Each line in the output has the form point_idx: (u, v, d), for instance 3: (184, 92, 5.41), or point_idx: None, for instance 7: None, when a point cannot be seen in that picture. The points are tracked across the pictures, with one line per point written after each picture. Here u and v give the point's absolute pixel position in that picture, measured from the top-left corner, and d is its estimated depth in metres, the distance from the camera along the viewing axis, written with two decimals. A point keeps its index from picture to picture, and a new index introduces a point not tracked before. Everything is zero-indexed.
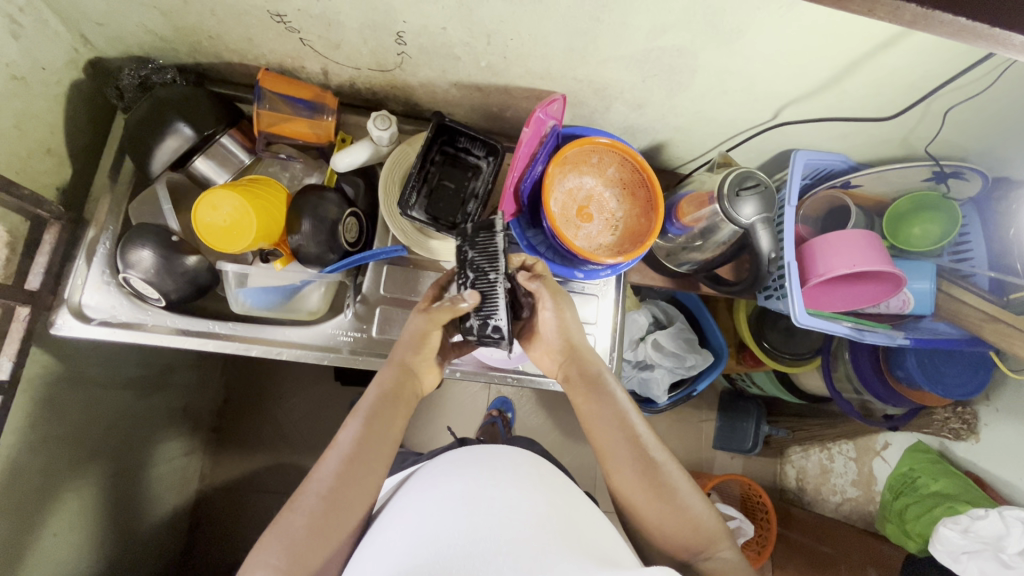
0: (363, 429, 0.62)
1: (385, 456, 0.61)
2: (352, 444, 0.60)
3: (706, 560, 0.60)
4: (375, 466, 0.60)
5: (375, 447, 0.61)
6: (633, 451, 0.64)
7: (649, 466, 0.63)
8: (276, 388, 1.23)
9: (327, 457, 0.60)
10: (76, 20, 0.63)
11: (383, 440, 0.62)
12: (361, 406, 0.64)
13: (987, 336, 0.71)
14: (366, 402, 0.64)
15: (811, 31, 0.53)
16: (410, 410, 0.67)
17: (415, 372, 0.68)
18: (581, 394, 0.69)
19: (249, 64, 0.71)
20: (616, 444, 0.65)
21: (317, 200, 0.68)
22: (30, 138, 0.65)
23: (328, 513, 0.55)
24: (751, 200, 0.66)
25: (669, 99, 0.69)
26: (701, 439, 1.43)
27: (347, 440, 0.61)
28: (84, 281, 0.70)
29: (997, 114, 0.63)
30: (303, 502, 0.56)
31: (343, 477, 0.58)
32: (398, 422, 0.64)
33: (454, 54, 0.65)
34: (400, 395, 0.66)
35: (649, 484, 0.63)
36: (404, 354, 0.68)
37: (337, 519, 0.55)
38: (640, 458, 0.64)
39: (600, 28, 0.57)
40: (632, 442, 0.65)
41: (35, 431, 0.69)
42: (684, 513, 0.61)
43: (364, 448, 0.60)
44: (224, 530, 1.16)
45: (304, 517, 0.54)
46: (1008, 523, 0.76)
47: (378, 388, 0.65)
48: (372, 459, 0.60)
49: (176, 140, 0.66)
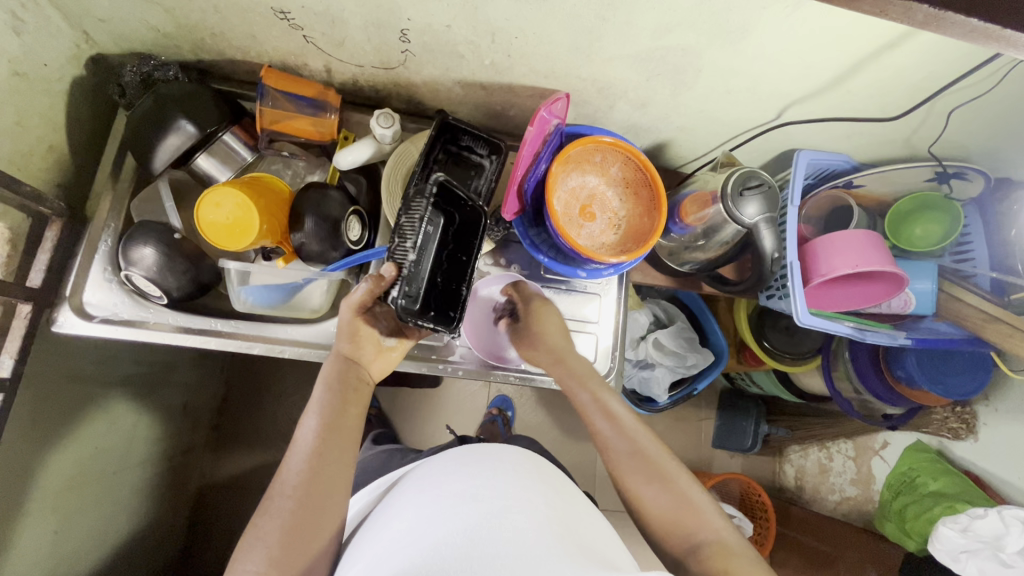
0: (319, 424, 0.60)
1: (345, 450, 0.60)
2: (312, 441, 0.59)
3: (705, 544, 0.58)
4: (337, 460, 0.58)
5: (333, 441, 0.59)
6: (630, 442, 0.65)
7: (647, 456, 0.63)
8: (276, 386, 1.23)
9: (289, 456, 0.58)
10: (78, 17, 0.62)
11: (340, 433, 0.60)
12: (312, 401, 0.62)
13: (988, 337, 0.71)
14: (316, 396, 0.62)
15: (816, 31, 0.53)
16: (363, 398, 0.65)
17: (357, 359, 0.66)
18: (579, 390, 0.69)
19: (251, 61, 0.71)
20: (613, 437, 0.65)
21: (320, 198, 0.68)
22: (32, 135, 0.65)
23: (300, 514, 0.54)
24: (755, 200, 0.66)
25: (673, 98, 0.69)
26: (700, 437, 1.43)
27: (305, 438, 0.59)
28: (86, 279, 0.69)
29: (1000, 114, 0.63)
30: (273, 506, 0.55)
31: (310, 475, 0.56)
32: (349, 411, 0.62)
33: (458, 52, 0.64)
34: (345, 384, 0.64)
35: (650, 472, 0.62)
36: (341, 346, 0.66)
37: (314, 518, 0.55)
38: (629, 448, 0.64)
39: (606, 27, 0.57)
40: (629, 433, 0.65)
41: (35, 429, 0.69)
42: (678, 498, 0.61)
43: (323, 444, 0.59)
44: (223, 528, 1.16)
45: (276, 522, 0.53)
46: (1007, 522, 0.77)
47: (325, 382, 0.63)
48: (332, 451, 0.59)
49: (179, 137, 0.66)
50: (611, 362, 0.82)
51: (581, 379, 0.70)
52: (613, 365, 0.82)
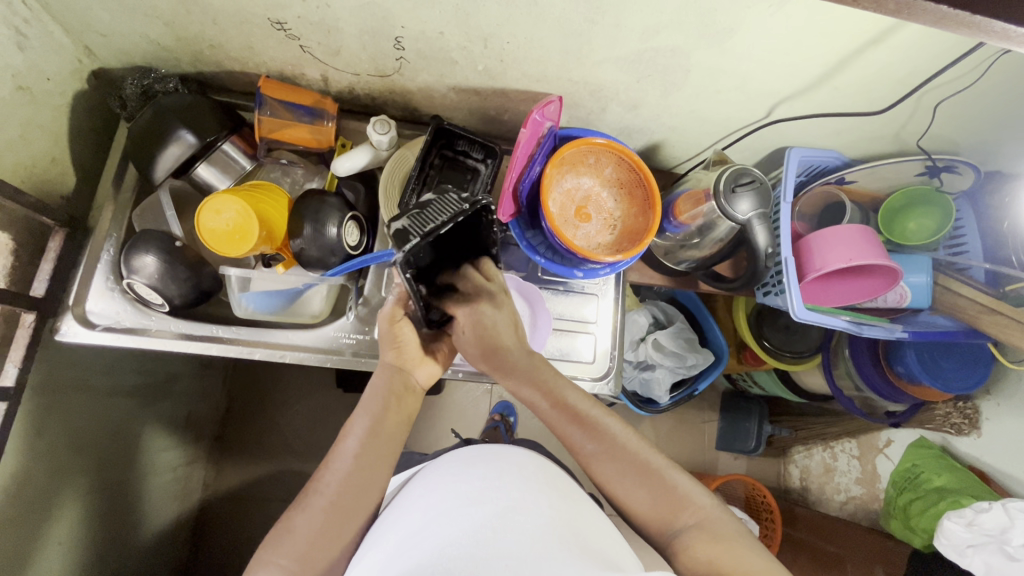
0: (367, 427, 0.61)
1: (389, 459, 0.61)
2: (359, 443, 0.60)
3: (686, 526, 0.58)
4: (382, 465, 0.60)
5: (381, 445, 0.61)
6: (603, 442, 0.62)
7: (621, 450, 0.62)
8: (278, 395, 1.23)
9: (336, 455, 0.60)
10: (80, 31, 0.64)
11: (387, 439, 0.62)
12: (364, 402, 0.64)
13: (984, 328, 0.71)
14: (366, 399, 0.64)
15: (799, 30, 0.54)
16: (407, 407, 0.66)
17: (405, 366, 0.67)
18: (541, 397, 0.66)
19: (250, 72, 0.73)
20: (584, 439, 0.63)
21: (319, 204, 0.69)
22: (37, 148, 0.67)
23: (336, 516, 0.55)
24: (747, 196, 0.67)
25: (664, 99, 0.70)
26: (703, 440, 1.43)
27: (353, 438, 0.61)
28: (89, 288, 0.70)
29: (985, 107, 0.64)
30: (311, 503, 0.56)
31: (354, 479, 0.57)
32: (397, 418, 0.63)
33: (452, 59, 0.66)
34: (394, 392, 0.65)
35: (629, 467, 0.61)
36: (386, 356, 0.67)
37: (344, 522, 0.55)
38: (601, 443, 0.62)
39: (594, 30, 0.58)
40: (599, 432, 0.63)
41: (42, 439, 0.70)
42: (660, 484, 0.60)
43: (370, 448, 0.60)
44: (226, 539, 1.16)
45: (312, 518, 0.54)
46: (1012, 515, 0.76)
47: (379, 388, 0.65)
48: (382, 455, 0.60)
49: (179, 147, 0.67)
50: (611, 362, 0.82)
51: (541, 385, 0.66)
52: (612, 365, 0.82)
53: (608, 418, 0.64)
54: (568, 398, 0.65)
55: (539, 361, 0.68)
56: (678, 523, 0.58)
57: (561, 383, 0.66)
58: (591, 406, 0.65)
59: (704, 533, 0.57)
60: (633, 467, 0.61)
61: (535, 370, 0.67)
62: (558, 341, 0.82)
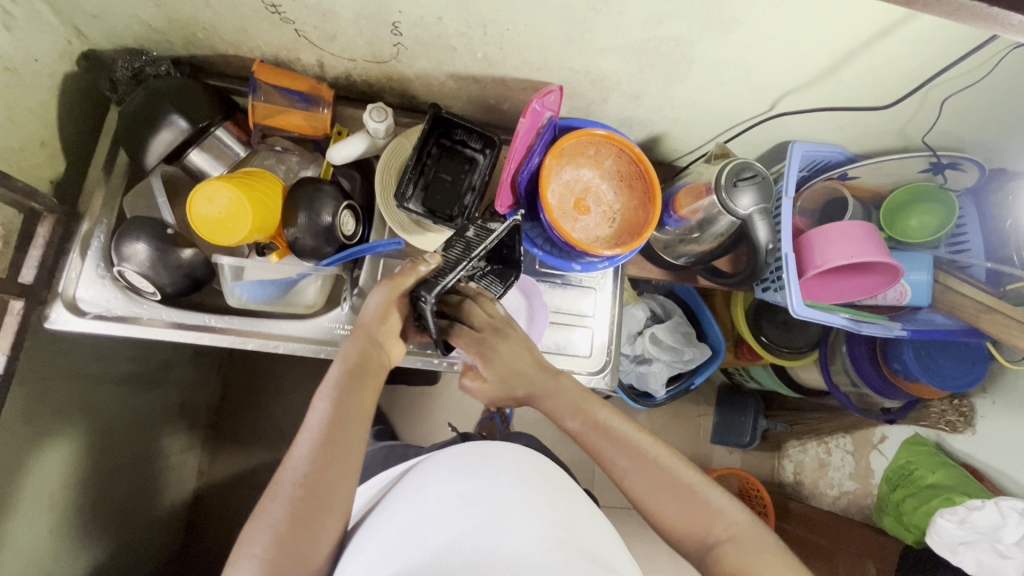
0: (331, 407, 0.58)
1: (356, 444, 0.57)
2: (325, 425, 0.57)
3: (721, 540, 0.58)
4: (350, 449, 0.57)
5: (347, 426, 0.57)
6: (633, 455, 0.63)
7: (654, 465, 0.62)
8: (273, 384, 1.23)
9: (299, 441, 0.56)
10: (69, 11, 0.62)
11: (353, 419, 0.58)
12: (328, 380, 0.61)
13: (984, 327, 0.71)
14: (333, 377, 0.61)
15: (806, 20, 0.53)
16: (378, 384, 0.63)
17: (380, 342, 0.65)
18: (572, 416, 0.67)
19: (245, 56, 0.71)
20: (616, 453, 0.64)
21: (314, 192, 0.68)
22: (23, 131, 0.65)
23: (307, 502, 0.53)
24: (748, 191, 0.66)
25: (666, 90, 0.69)
26: (698, 433, 1.43)
27: (318, 420, 0.58)
28: (79, 275, 0.69)
29: (992, 102, 0.63)
30: (280, 491, 0.53)
31: (320, 464, 0.54)
32: (365, 397, 0.60)
33: (451, 45, 0.64)
34: (364, 366, 0.62)
35: (659, 483, 0.61)
36: (368, 325, 0.65)
37: (319, 513, 0.53)
38: (634, 456, 0.63)
39: (596, 18, 0.57)
40: (630, 443, 0.64)
41: (32, 426, 0.69)
42: (693, 500, 0.60)
43: (335, 428, 0.57)
44: (219, 526, 1.16)
45: (283, 506, 0.52)
46: (1004, 513, 0.76)
47: (345, 364, 0.62)
48: (348, 437, 0.57)
49: (171, 132, 0.66)
50: (607, 356, 0.82)
51: (570, 401, 0.67)
52: (608, 360, 0.81)
53: (635, 432, 0.65)
54: (598, 415, 0.66)
55: (565, 384, 0.69)
56: (711, 537, 0.59)
57: (596, 404, 0.67)
58: (620, 420, 0.66)
59: (735, 548, 0.57)
60: (662, 481, 0.61)
61: (558, 390, 0.68)
62: (556, 334, 0.81)
